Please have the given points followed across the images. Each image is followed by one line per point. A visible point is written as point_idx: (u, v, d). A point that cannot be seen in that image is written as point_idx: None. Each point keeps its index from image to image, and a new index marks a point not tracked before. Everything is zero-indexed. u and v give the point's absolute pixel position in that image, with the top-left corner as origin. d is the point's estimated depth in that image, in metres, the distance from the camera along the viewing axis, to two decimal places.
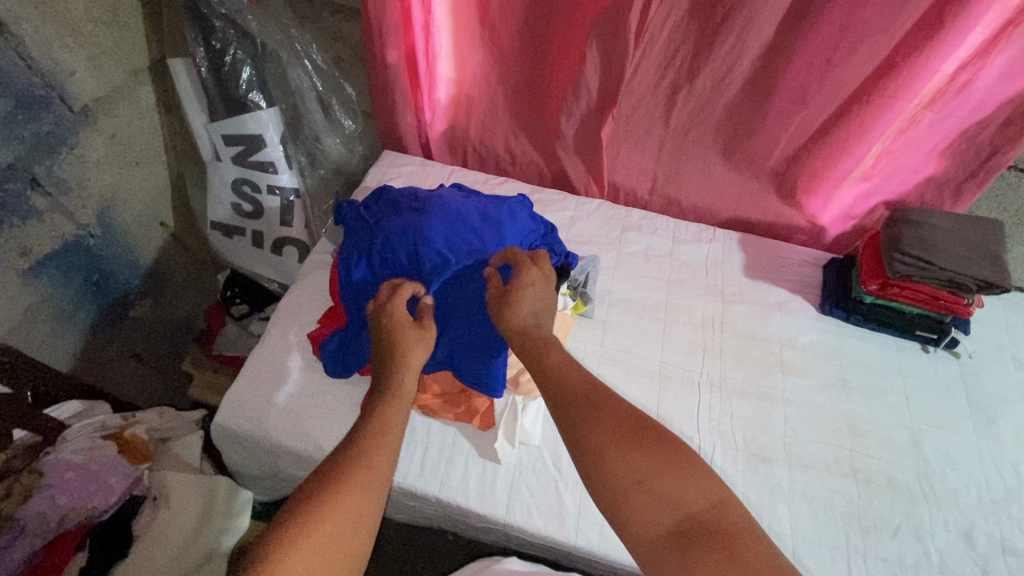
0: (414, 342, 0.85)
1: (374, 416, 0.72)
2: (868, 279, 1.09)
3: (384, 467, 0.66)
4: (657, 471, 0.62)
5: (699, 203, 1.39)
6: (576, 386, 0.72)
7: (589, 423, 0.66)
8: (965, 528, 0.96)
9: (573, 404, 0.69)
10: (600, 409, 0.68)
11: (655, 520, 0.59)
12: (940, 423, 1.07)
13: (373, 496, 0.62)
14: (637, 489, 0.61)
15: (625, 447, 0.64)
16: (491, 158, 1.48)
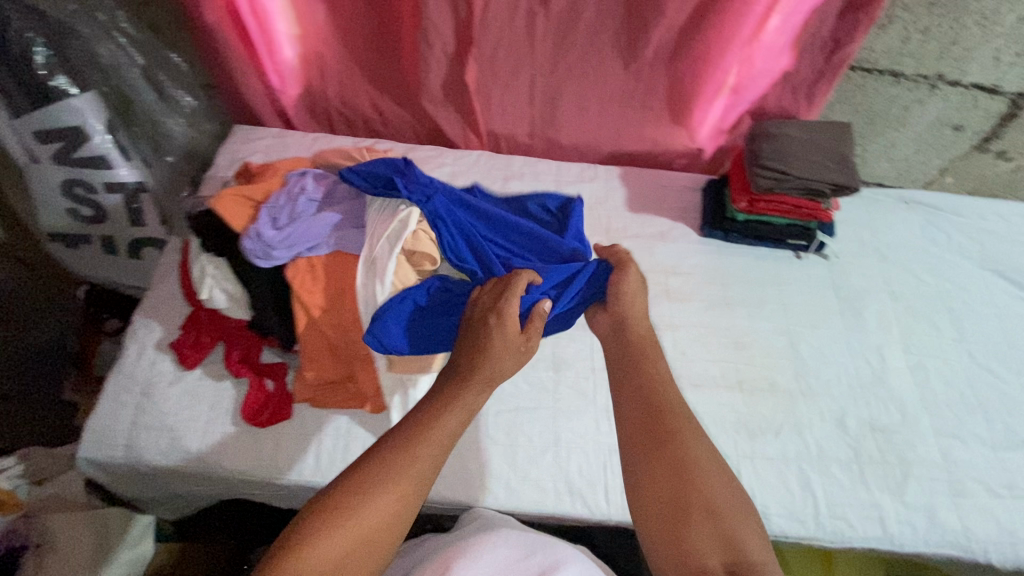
0: (509, 353, 0.69)
1: (431, 415, 0.63)
2: (738, 197, 1.10)
3: (428, 477, 0.59)
4: (725, 506, 0.59)
5: (580, 140, 1.36)
6: (671, 396, 0.68)
7: (668, 441, 0.64)
8: (839, 415, 1.04)
9: (653, 414, 0.66)
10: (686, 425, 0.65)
11: (704, 555, 0.56)
12: (813, 323, 1.14)
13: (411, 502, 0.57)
14: (692, 515, 0.59)
15: (701, 475, 0.61)
16: (358, 120, 1.37)
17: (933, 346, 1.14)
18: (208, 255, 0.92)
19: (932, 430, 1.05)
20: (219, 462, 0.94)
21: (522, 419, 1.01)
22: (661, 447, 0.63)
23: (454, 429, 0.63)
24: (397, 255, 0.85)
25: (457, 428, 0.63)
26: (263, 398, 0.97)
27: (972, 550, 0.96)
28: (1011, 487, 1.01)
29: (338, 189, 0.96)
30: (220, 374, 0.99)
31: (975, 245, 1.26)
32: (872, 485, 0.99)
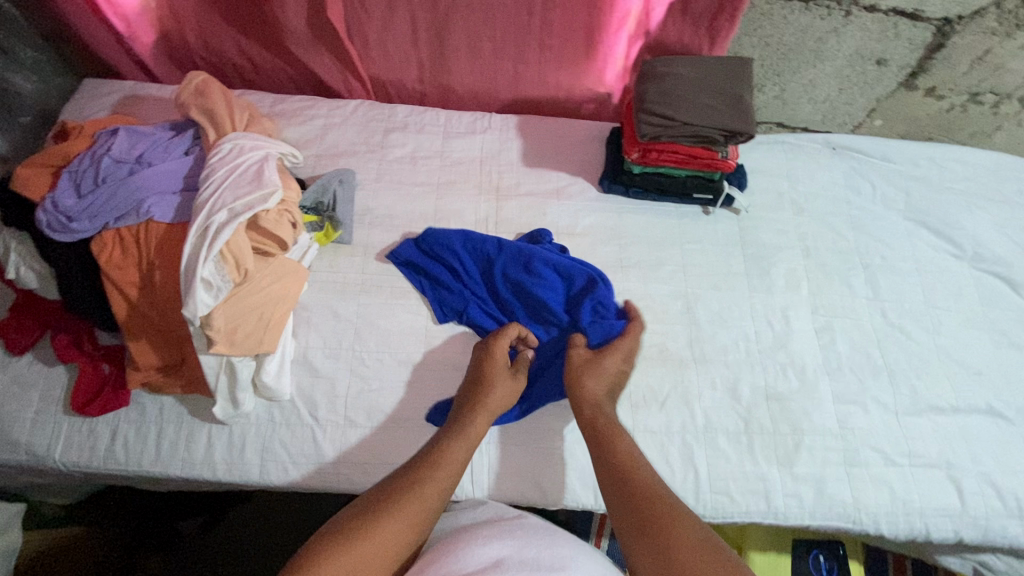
0: (501, 381, 0.85)
1: (438, 449, 0.73)
2: (630, 148, 0.98)
3: (443, 495, 0.68)
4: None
5: (476, 86, 1.22)
6: (652, 492, 0.65)
7: (660, 536, 0.60)
8: (732, 384, 0.97)
9: (642, 513, 0.63)
10: (678, 514, 0.62)
11: None
12: (715, 284, 1.05)
13: (417, 522, 0.64)
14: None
15: (694, 561, 0.56)
16: (228, 69, 1.23)
17: (843, 306, 1.05)
18: (9, 230, 0.82)
19: (831, 396, 0.98)
20: (50, 455, 0.87)
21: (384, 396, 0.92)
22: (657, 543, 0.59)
23: (463, 456, 0.73)
24: (223, 215, 0.79)
25: (464, 457, 0.73)
26: (98, 384, 0.89)
27: (861, 522, 0.91)
28: (910, 455, 0.95)
29: (156, 151, 0.86)
30: (50, 359, 0.91)
31: (901, 194, 1.16)
32: (760, 457, 0.93)
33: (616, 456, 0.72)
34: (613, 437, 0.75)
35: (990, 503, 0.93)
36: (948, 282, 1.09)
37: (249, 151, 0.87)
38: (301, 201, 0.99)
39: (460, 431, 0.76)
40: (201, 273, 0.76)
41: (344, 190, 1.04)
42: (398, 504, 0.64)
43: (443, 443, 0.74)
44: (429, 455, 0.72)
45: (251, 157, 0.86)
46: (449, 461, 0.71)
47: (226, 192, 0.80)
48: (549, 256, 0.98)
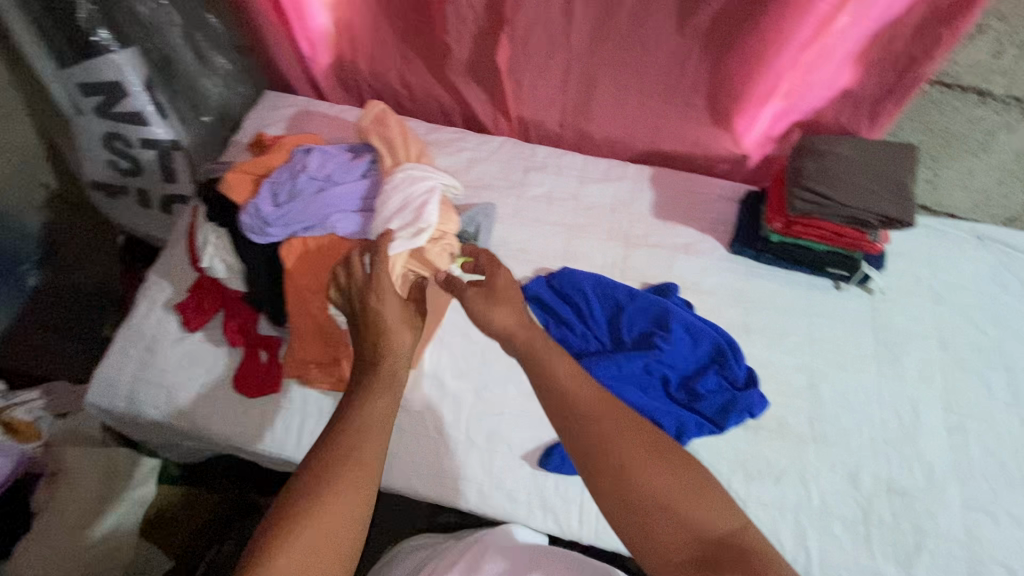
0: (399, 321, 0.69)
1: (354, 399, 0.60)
2: (774, 217, 1.00)
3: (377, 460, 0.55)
4: (681, 486, 0.50)
5: (614, 135, 1.27)
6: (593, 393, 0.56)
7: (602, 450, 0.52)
8: (852, 470, 0.95)
9: (583, 413, 0.54)
10: (611, 421, 0.53)
11: (674, 550, 0.48)
12: (840, 363, 1.03)
13: (357, 494, 0.52)
14: (655, 519, 0.49)
15: (639, 455, 0.51)
16: (387, 95, 1.34)
17: (979, 407, 1.01)
18: (211, 225, 0.94)
19: (958, 501, 0.94)
20: (208, 426, 0.97)
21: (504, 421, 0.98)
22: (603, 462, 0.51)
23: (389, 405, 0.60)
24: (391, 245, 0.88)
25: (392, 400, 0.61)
26: (257, 371, 0.98)
27: None
28: None
29: (340, 170, 0.96)
30: (217, 339, 1.02)
31: None
32: (876, 551, 0.90)
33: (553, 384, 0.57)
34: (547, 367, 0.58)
35: None
36: None
37: (418, 182, 0.93)
38: None
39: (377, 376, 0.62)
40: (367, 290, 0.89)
41: (488, 224, 1.11)
42: (321, 495, 0.51)
43: (367, 390, 0.61)
44: (351, 417, 0.57)
45: (420, 188, 0.93)
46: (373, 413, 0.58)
47: (391, 225, 0.89)
48: (679, 311, 1.00)
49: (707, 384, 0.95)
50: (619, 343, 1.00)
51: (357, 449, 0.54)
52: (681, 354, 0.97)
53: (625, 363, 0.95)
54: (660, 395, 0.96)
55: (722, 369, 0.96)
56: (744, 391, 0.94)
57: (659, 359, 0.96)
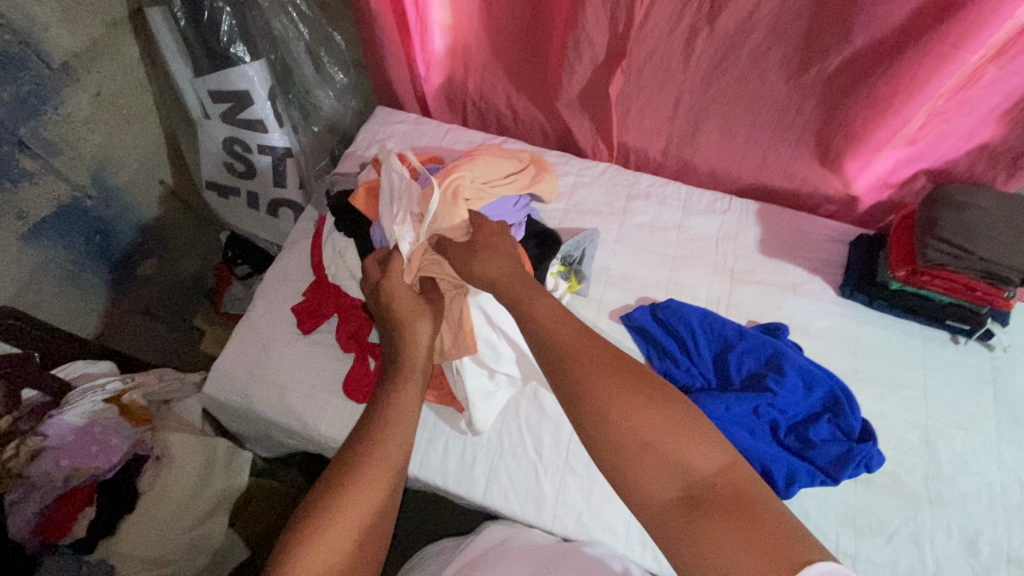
0: (416, 314, 0.79)
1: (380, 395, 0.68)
2: (897, 265, 0.97)
3: (396, 451, 0.62)
4: (661, 429, 0.53)
5: (718, 168, 1.26)
6: (573, 339, 0.61)
7: (587, 391, 0.56)
8: (971, 537, 0.90)
9: (559, 361, 0.60)
10: (595, 369, 0.57)
11: (662, 489, 0.51)
12: (958, 422, 0.98)
13: (383, 480, 0.59)
14: (632, 458, 0.53)
15: (623, 400, 0.55)
16: (491, 115, 1.37)
17: None
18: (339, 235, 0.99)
19: None
20: (316, 428, 1.00)
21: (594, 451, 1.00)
22: (584, 406, 0.56)
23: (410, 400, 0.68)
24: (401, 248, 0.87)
25: (414, 393, 0.69)
26: (363, 379, 1.01)
27: None
28: None
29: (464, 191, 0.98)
30: (328, 344, 1.06)
31: None
32: None
33: (547, 335, 0.63)
34: (533, 309, 0.67)
35: None
36: None
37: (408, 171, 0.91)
38: (562, 252, 1.08)
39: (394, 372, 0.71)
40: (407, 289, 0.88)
41: (591, 249, 1.13)
42: (351, 479, 0.58)
43: (389, 391, 0.68)
44: (379, 417, 0.64)
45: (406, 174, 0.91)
46: (398, 408, 0.65)
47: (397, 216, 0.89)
48: (789, 354, 0.99)
49: (819, 433, 0.94)
50: (726, 382, 0.99)
51: (383, 441, 0.61)
52: (792, 399, 0.95)
53: (734, 402, 0.94)
54: (769, 440, 0.94)
55: (834, 419, 0.94)
56: (860, 444, 0.92)
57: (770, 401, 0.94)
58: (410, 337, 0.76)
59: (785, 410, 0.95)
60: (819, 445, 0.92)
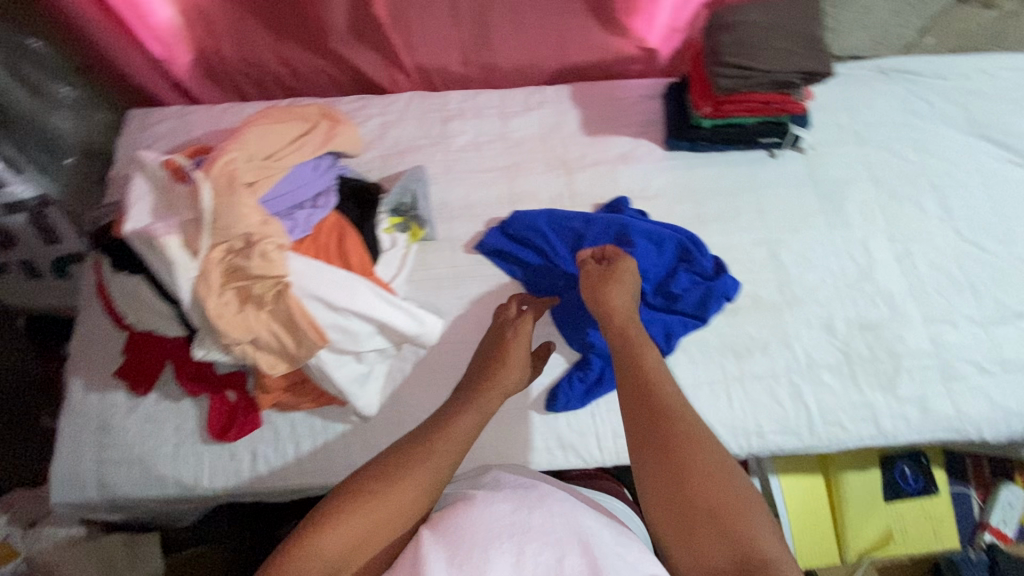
0: (514, 367, 0.82)
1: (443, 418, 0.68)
2: (701, 102, 0.98)
3: (450, 467, 0.62)
4: (734, 508, 0.53)
5: (521, 61, 1.20)
6: (662, 392, 0.62)
7: (672, 449, 0.56)
8: (827, 320, 1.01)
9: (645, 407, 0.61)
10: (682, 427, 0.58)
11: (710, 557, 0.51)
12: (794, 227, 1.07)
13: (431, 487, 0.60)
14: (701, 526, 0.52)
15: (701, 469, 0.55)
16: (267, 80, 1.20)
17: (919, 230, 1.08)
18: (123, 275, 0.84)
19: (920, 317, 1.02)
20: (199, 484, 0.90)
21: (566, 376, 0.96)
22: (668, 460, 0.56)
23: (468, 427, 0.68)
24: (165, 253, 0.72)
25: (471, 425, 0.68)
26: (229, 413, 0.91)
27: (965, 430, 0.97)
28: (1002, 362, 0.99)
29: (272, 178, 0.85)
30: (176, 394, 0.93)
31: (960, 109, 1.16)
32: (864, 385, 0.97)
33: (645, 378, 0.64)
34: (638, 356, 0.68)
35: None
36: (1016, 190, 1.11)
37: (155, 164, 0.77)
38: (387, 204, 0.98)
39: (470, 406, 0.72)
40: (193, 312, 0.74)
41: (423, 189, 1.03)
42: (395, 476, 0.59)
43: (450, 415, 0.69)
44: (435, 433, 0.65)
45: (160, 168, 0.77)
46: (456, 428, 0.66)
47: (147, 215, 0.75)
48: (633, 223, 1.00)
49: (680, 284, 0.98)
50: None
51: (434, 450, 0.62)
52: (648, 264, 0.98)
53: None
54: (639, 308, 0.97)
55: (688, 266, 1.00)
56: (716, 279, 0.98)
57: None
58: (499, 366, 0.81)
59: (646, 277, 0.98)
60: (681, 295, 0.97)
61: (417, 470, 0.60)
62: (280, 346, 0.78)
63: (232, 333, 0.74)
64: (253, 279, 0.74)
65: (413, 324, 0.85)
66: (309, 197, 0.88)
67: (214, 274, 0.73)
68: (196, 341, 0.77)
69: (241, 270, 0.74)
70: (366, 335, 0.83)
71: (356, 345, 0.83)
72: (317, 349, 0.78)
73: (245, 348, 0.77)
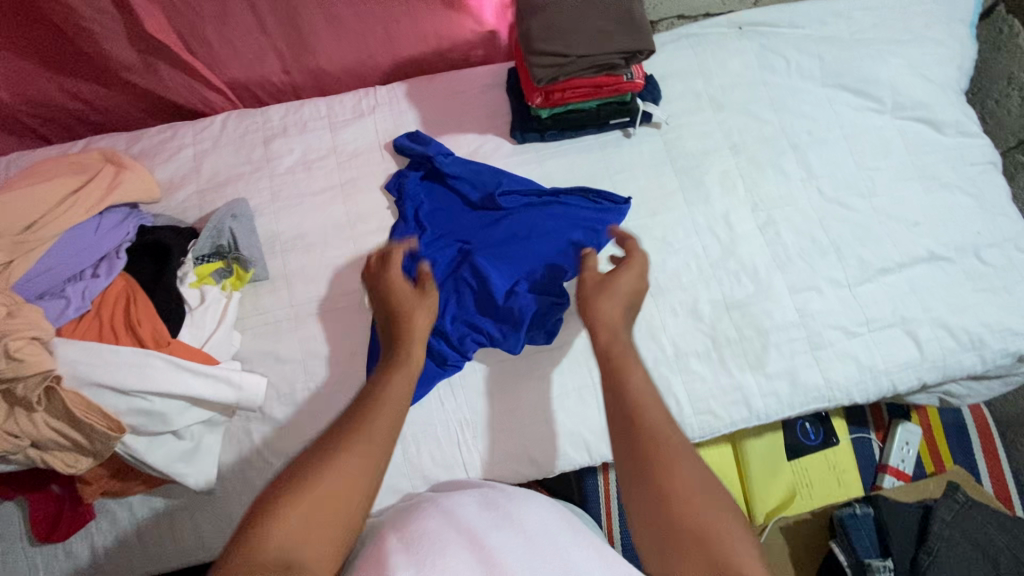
0: (418, 315, 0.78)
1: (372, 385, 0.66)
2: (532, 94, 0.91)
3: (387, 432, 0.60)
4: (722, 528, 0.52)
5: (349, 60, 1.07)
6: (653, 417, 0.60)
7: (655, 482, 0.55)
8: (692, 306, 0.97)
9: (641, 431, 0.59)
10: (680, 456, 0.57)
11: None
12: (652, 210, 1.02)
13: (374, 448, 0.57)
14: (686, 551, 0.51)
15: (693, 501, 0.54)
16: (65, 118, 1.06)
17: (781, 195, 1.04)
18: None
19: (785, 289, 0.99)
20: None
21: (456, 408, 0.92)
22: (650, 491, 0.55)
23: (404, 384, 0.67)
24: None
25: (402, 388, 0.66)
26: (56, 508, 0.83)
27: (836, 396, 0.96)
28: (867, 322, 0.98)
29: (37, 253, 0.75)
30: None
31: (816, 60, 1.12)
32: (733, 367, 0.95)
33: (629, 402, 0.62)
34: (625, 364, 0.67)
35: (945, 343, 0.99)
36: (875, 140, 1.09)
37: None
38: (195, 251, 0.86)
39: (393, 363, 0.70)
40: None
41: (242, 224, 0.91)
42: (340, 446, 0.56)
43: (378, 383, 0.66)
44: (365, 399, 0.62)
45: None
46: (389, 393, 0.64)
47: None
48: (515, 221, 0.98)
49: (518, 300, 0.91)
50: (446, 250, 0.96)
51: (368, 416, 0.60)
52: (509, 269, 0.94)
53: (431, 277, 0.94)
54: (479, 309, 0.92)
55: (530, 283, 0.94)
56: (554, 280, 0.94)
57: (494, 267, 0.93)
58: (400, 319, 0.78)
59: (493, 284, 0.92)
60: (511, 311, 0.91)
61: (364, 436, 0.58)
62: (69, 443, 0.70)
63: None
64: (10, 381, 0.65)
65: (230, 390, 0.77)
66: (90, 264, 0.79)
67: None
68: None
69: None
70: (178, 411, 0.75)
71: (167, 425, 0.74)
72: (113, 442, 0.70)
73: (29, 453, 0.69)
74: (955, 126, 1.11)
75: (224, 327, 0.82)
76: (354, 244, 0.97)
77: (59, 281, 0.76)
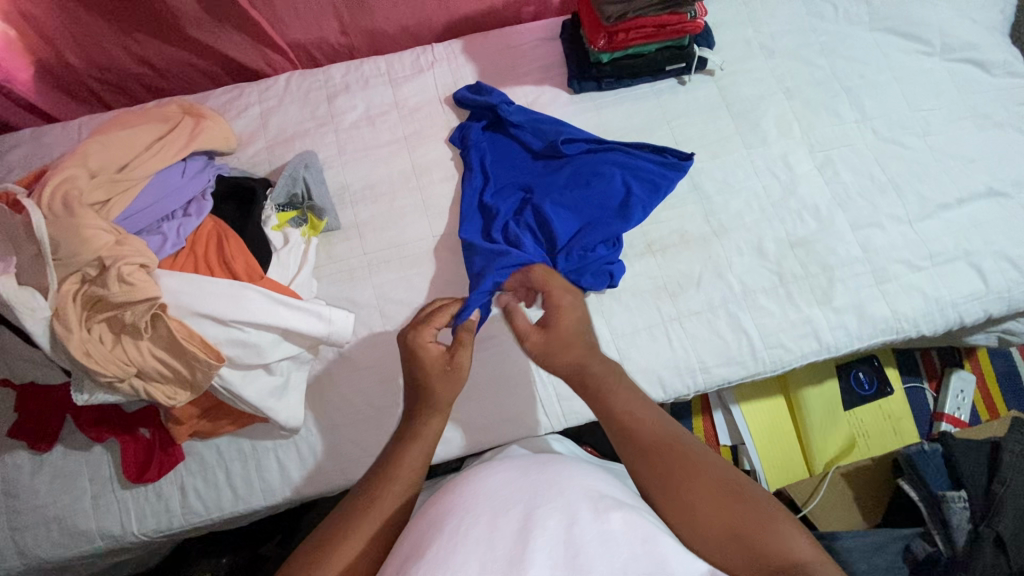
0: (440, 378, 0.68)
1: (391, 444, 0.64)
2: (596, 37, 0.98)
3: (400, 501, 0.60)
4: (751, 530, 0.55)
5: (404, 19, 1.09)
6: (650, 429, 0.63)
7: (672, 490, 0.58)
8: (757, 245, 0.98)
9: (652, 449, 0.61)
10: (688, 462, 0.60)
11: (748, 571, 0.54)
12: (712, 153, 1.03)
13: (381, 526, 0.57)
14: (725, 546, 0.55)
15: (714, 504, 0.57)
16: (130, 83, 1.09)
17: (837, 137, 1.05)
18: None
19: (847, 226, 0.99)
20: (128, 531, 0.84)
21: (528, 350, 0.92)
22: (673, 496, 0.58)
23: (422, 456, 0.63)
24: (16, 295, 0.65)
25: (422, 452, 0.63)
26: (147, 451, 0.84)
27: (904, 329, 0.96)
28: (931, 256, 0.99)
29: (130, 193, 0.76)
30: (83, 444, 0.85)
31: (862, 5, 1.13)
32: (801, 302, 0.95)
33: (618, 414, 0.64)
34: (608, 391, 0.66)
35: (1010, 276, 0.99)
36: (926, 80, 1.10)
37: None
38: (273, 199, 0.89)
39: (415, 434, 0.64)
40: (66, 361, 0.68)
41: (314, 174, 0.93)
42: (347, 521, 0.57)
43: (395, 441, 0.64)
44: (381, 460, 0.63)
45: None
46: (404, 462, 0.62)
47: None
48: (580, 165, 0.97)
49: (587, 242, 0.92)
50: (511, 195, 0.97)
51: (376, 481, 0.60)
52: (575, 209, 0.95)
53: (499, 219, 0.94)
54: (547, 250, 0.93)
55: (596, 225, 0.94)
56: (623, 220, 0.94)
57: (557, 210, 0.94)
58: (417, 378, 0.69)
59: (561, 225, 0.93)
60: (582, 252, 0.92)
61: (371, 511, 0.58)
62: (171, 373, 0.71)
63: (107, 370, 0.67)
64: (121, 306, 0.67)
65: (319, 323, 0.78)
66: (180, 206, 0.81)
67: (73, 312, 0.66)
68: (76, 387, 0.70)
69: (104, 300, 0.67)
70: (272, 343, 0.76)
71: (260, 356, 0.76)
72: (215, 370, 0.71)
73: (134, 382, 0.70)
74: (1004, 66, 1.11)
75: (307, 267, 0.86)
76: (420, 194, 0.98)
77: (151, 220, 0.78)
